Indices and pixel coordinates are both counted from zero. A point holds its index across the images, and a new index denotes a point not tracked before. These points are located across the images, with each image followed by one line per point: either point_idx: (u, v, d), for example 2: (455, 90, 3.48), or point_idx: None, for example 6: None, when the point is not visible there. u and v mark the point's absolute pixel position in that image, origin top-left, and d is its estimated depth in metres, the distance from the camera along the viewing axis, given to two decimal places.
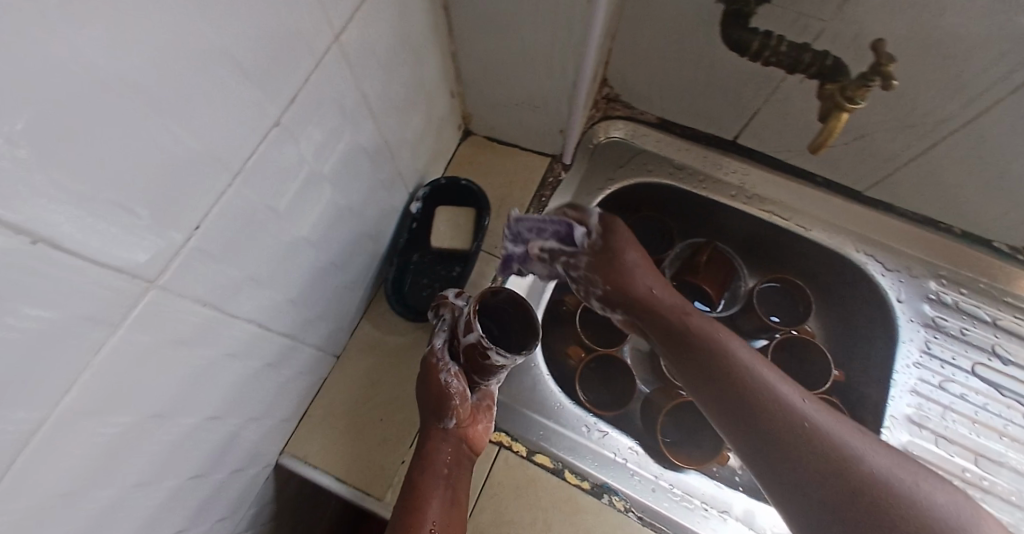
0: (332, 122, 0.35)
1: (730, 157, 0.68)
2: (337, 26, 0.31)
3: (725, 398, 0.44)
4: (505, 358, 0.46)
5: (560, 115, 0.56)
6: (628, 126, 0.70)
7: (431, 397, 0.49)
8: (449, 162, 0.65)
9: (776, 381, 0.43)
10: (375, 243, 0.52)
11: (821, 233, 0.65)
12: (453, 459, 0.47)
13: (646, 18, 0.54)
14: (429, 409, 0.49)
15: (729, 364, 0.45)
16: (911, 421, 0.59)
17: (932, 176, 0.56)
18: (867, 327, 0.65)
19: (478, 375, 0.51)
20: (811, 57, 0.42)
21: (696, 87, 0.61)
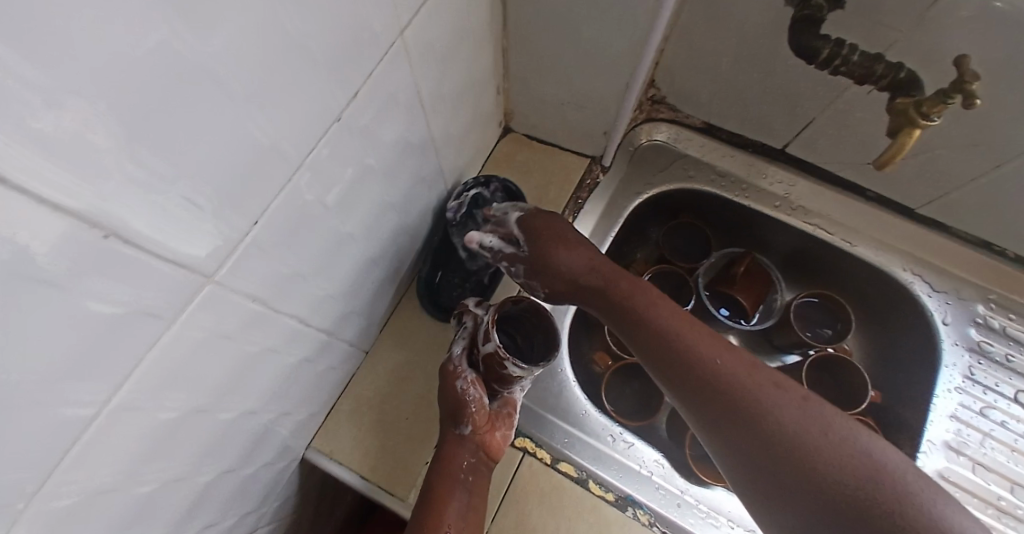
0: (388, 116, 0.34)
1: (775, 166, 0.66)
2: (405, 20, 0.30)
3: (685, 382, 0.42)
4: (521, 370, 0.44)
5: (607, 116, 0.54)
6: (672, 130, 0.69)
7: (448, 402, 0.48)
8: (487, 159, 0.63)
9: (720, 358, 0.41)
10: (412, 239, 0.51)
11: (867, 249, 0.63)
12: (470, 465, 0.46)
13: (705, 19, 0.52)
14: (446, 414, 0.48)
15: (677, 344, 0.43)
16: (948, 447, 0.56)
17: (993, 197, 0.54)
18: (908, 349, 0.63)
19: (497, 384, 0.49)
20: (883, 69, 0.41)
21: (749, 93, 0.58)
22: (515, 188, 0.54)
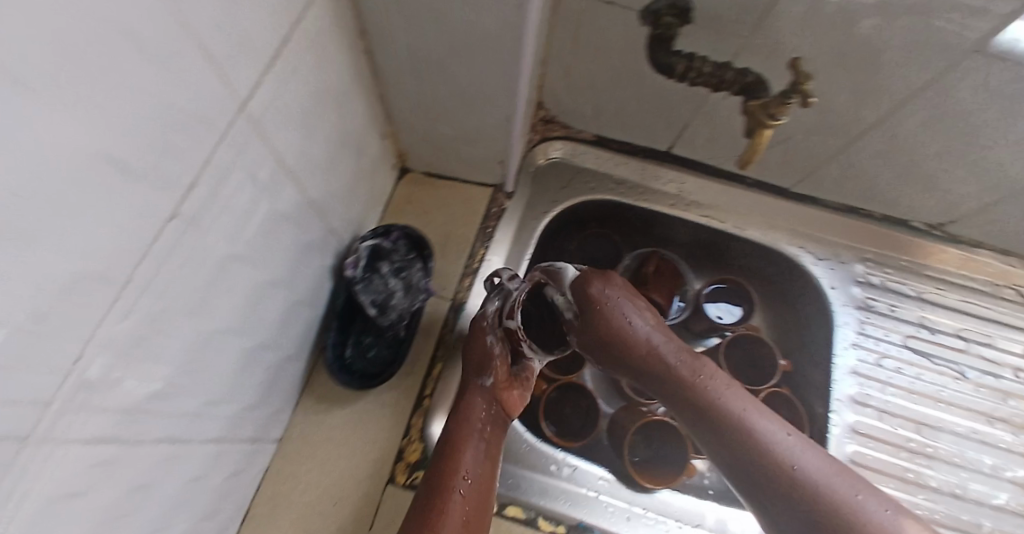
0: (245, 197, 0.30)
1: (667, 167, 0.69)
2: (243, 94, 0.27)
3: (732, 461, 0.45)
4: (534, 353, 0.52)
5: (499, 146, 0.54)
6: (567, 145, 0.69)
7: (471, 355, 0.51)
8: (387, 203, 0.61)
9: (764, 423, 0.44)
10: (311, 308, 0.47)
11: (756, 231, 0.68)
12: (486, 419, 0.49)
13: (576, 42, 0.53)
14: (468, 366, 0.52)
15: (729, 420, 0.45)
16: (856, 401, 0.62)
17: (850, 171, 0.60)
18: (809, 317, 0.68)
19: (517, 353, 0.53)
20: (732, 75, 0.44)
21: (629, 105, 0.61)
22: (417, 233, 0.53)
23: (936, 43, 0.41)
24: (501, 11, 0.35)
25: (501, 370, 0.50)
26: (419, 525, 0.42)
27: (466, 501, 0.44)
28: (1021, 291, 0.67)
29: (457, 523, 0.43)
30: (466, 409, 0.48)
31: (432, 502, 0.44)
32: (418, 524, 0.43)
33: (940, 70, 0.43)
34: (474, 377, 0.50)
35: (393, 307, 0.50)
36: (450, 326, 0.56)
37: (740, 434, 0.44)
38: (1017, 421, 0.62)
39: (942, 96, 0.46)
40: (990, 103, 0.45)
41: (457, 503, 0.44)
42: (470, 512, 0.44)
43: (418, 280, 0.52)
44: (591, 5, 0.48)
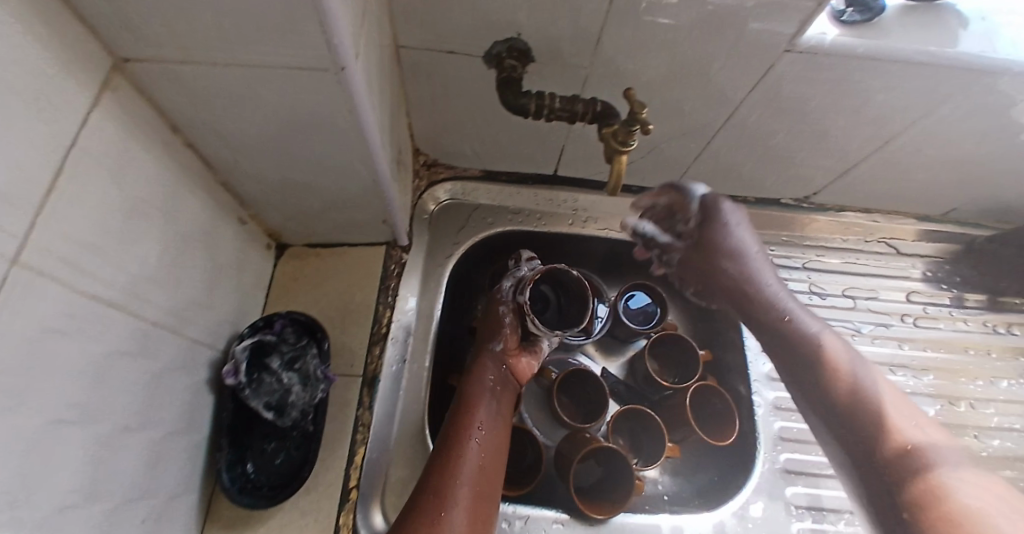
0: (48, 358, 0.26)
1: (558, 189, 0.70)
2: (12, 248, 0.23)
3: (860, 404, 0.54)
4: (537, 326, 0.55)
5: (376, 209, 0.51)
6: (456, 185, 0.68)
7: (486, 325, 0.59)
8: (270, 285, 0.56)
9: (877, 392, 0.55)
10: (189, 434, 0.43)
11: None
12: (497, 382, 0.55)
13: (432, 91, 0.53)
14: (483, 337, 0.59)
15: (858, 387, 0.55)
16: (772, 378, 0.67)
17: (719, 165, 0.63)
18: (717, 304, 0.72)
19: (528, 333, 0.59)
20: (582, 107, 0.46)
21: (505, 138, 0.61)
22: (305, 318, 0.51)
23: (756, 49, 0.44)
24: (328, 93, 0.33)
25: (510, 340, 0.58)
26: (440, 469, 0.47)
27: (481, 451, 0.49)
28: (888, 242, 0.75)
29: (474, 466, 0.48)
30: (481, 372, 0.55)
31: (450, 449, 0.49)
32: (440, 468, 0.47)
33: (766, 69, 0.46)
34: (487, 344, 0.58)
35: (292, 405, 0.47)
36: (364, 404, 0.53)
37: (830, 380, 0.57)
38: (915, 364, 0.70)
39: (773, 95, 0.50)
40: (815, 94, 0.49)
41: (474, 450, 0.49)
42: (485, 462, 0.49)
43: (315, 369, 0.49)
44: (436, 56, 0.47)
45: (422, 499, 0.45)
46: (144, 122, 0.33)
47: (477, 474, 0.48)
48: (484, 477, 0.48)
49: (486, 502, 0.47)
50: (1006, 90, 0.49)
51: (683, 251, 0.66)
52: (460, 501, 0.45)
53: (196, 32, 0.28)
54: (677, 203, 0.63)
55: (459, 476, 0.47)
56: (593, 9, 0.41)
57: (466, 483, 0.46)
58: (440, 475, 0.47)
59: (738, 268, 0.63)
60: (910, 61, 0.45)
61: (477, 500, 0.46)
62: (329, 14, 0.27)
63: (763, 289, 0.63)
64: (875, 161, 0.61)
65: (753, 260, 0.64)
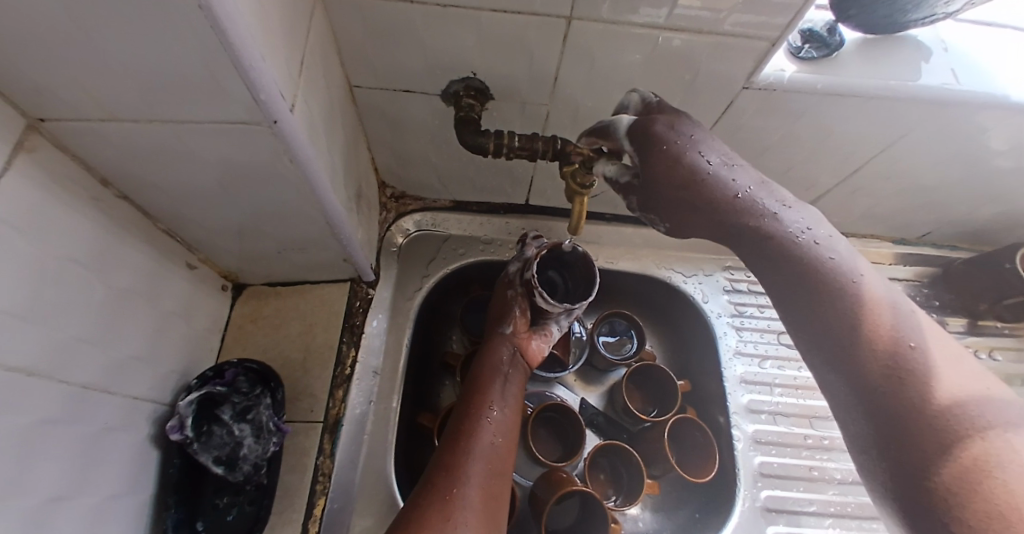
0: None
1: (531, 217, 0.68)
2: None
3: (821, 341, 0.34)
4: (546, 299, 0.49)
5: (335, 249, 0.50)
6: (425, 216, 0.66)
7: (496, 309, 0.56)
8: (226, 328, 0.54)
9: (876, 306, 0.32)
10: (131, 495, 0.40)
11: (628, 262, 0.70)
12: (510, 364, 0.52)
13: (392, 126, 0.52)
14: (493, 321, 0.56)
15: (836, 296, 0.33)
16: (751, 410, 0.65)
17: None
18: (694, 333, 0.71)
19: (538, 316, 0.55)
20: (542, 145, 0.45)
21: (472, 170, 0.60)
22: (258, 366, 0.49)
23: (714, 85, 0.44)
24: (266, 145, 0.32)
25: (520, 322, 0.54)
26: (452, 447, 0.45)
27: (495, 428, 0.47)
28: None
29: (487, 443, 0.45)
30: (491, 354, 0.52)
31: (463, 427, 0.46)
32: (452, 446, 0.45)
33: (727, 103, 0.46)
34: (496, 328, 0.54)
35: (243, 458, 0.45)
36: (325, 452, 0.51)
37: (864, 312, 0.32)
38: None
39: (736, 129, 0.49)
40: (777, 127, 0.49)
41: (487, 427, 0.46)
42: (498, 441, 0.46)
43: (267, 420, 0.47)
44: (392, 95, 0.47)
45: (436, 476, 0.43)
46: (64, 176, 0.31)
47: (491, 452, 0.45)
48: (497, 454, 0.45)
49: (501, 480, 0.44)
50: (964, 122, 0.49)
51: (638, 193, 0.41)
52: (475, 475, 0.42)
53: (114, 89, 0.27)
54: (615, 152, 0.41)
55: (473, 451, 0.44)
56: (546, 49, 0.41)
57: (479, 458, 0.44)
58: (453, 452, 0.44)
59: (696, 188, 0.37)
60: (872, 96, 0.45)
61: (491, 477, 0.43)
62: (254, 73, 0.26)
63: (772, 231, 0.35)
64: (844, 189, 0.61)
65: (724, 171, 0.37)
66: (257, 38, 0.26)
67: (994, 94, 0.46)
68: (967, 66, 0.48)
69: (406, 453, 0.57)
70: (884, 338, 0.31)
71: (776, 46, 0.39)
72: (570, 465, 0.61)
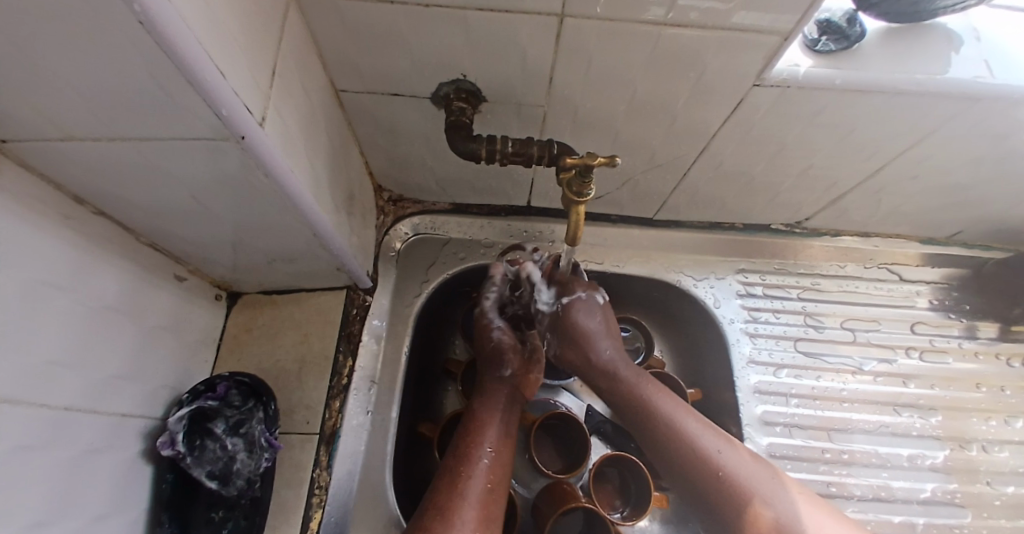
0: None
1: (534, 220, 0.65)
2: None
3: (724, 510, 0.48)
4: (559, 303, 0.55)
5: (326, 258, 0.48)
6: (424, 220, 0.64)
7: (485, 328, 0.56)
8: (221, 337, 0.54)
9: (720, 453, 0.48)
10: (122, 512, 0.39)
11: (635, 265, 0.67)
12: (507, 400, 0.52)
13: (383, 130, 0.50)
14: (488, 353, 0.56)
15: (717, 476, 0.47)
16: (765, 422, 0.61)
17: (699, 195, 0.59)
18: (705, 340, 0.68)
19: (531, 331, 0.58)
20: (538, 150, 0.43)
21: (470, 174, 0.57)
22: (251, 380, 0.49)
23: (722, 84, 0.41)
24: (236, 161, 0.31)
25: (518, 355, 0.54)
26: (445, 490, 0.44)
27: (490, 470, 0.46)
28: (889, 267, 0.71)
29: (482, 487, 0.44)
30: (490, 389, 0.52)
31: (457, 469, 0.45)
32: (445, 489, 0.44)
33: (737, 101, 0.43)
34: (494, 360, 0.54)
35: (237, 473, 0.44)
36: (319, 464, 0.50)
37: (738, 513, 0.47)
38: (922, 403, 0.64)
39: (746, 128, 0.46)
40: (791, 128, 0.46)
41: (483, 470, 0.45)
42: (492, 483, 0.45)
43: (259, 435, 0.46)
44: (380, 99, 0.45)
45: (427, 523, 0.41)
46: (27, 194, 0.31)
47: (486, 495, 0.44)
48: (491, 499, 0.44)
49: (495, 525, 0.43)
50: (1001, 119, 0.45)
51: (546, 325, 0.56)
52: (469, 523, 0.41)
53: (68, 107, 0.25)
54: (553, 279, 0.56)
55: (468, 496, 0.43)
56: (538, 49, 0.38)
57: (474, 504, 0.43)
58: (446, 497, 0.43)
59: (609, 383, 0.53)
60: (895, 92, 0.41)
61: (485, 521, 0.42)
62: (213, 90, 0.25)
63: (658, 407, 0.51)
64: (867, 189, 0.57)
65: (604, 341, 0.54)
66: (215, 53, 0.24)
67: None
68: (1004, 56, 0.43)
69: (406, 463, 0.56)
70: None
71: (789, 40, 0.36)
72: (574, 476, 0.59)
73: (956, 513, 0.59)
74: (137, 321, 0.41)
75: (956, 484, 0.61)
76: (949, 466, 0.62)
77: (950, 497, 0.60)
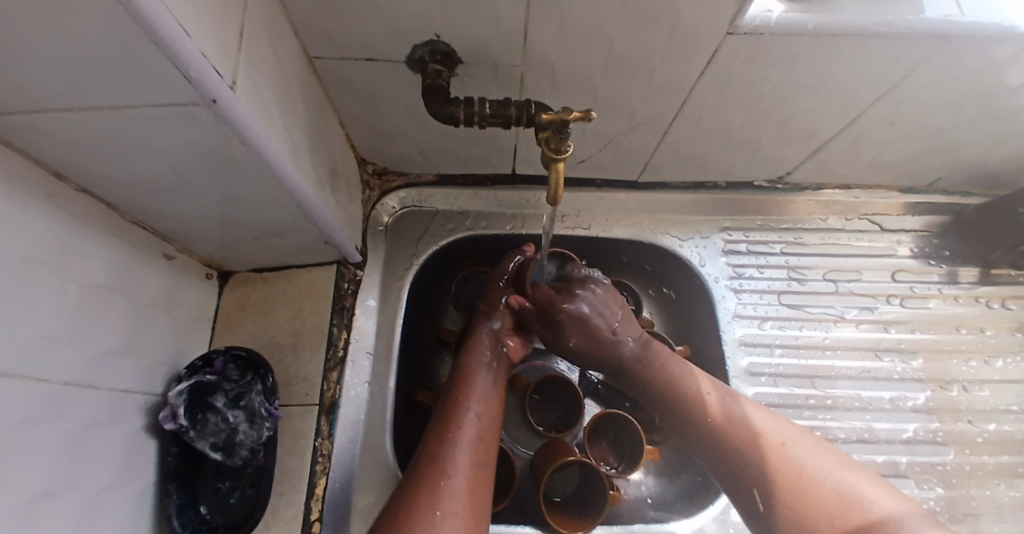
0: None
1: (521, 188, 0.65)
2: None
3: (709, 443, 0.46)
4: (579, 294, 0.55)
5: (313, 232, 0.49)
6: (411, 193, 0.64)
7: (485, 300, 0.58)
8: (215, 316, 0.55)
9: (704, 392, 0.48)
10: (130, 482, 0.41)
11: (621, 227, 0.67)
12: (493, 355, 0.54)
13: (362, 100, 0.49)
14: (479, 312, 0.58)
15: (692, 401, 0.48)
16: (751, 373, 0.63)
17: (680, 154, 0.60)
18: (693, 299, 0.69)
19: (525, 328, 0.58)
20: (516, 111, 0.43)
21: (452, 144, 0.57)
22: (247, 354, 0.50)
23: (697, 36, 0.41)
24: (213, 129, 0.31)
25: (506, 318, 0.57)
26: (438, 437, 0.45)
27: (479, 421, 0.47)
28: (870, 218, 0.72)
29: (472, 435, 0.45)
30: (475, 343, 0.54)
31: (447, 420, 0.46)
32: (437, 437, 0.45)
33: (711, 53, 0.43)
34: (484, 317, 0.56)
35: (239, 443, 0.46)
36: (321, 433, 0.51)
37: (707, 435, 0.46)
38: (903, 347, 0.67)
39: (723, 81, 0.47)
40: (768, 77, 0.46)
41: (472, 420, 0.46)
42: (482, 432, 0.46)
43: (259, 406, 0.47)
44: (356, 66, 0.45)
45: (422, 466, 0.42)
46: (10, 170, 0.31)
47: (475, 442, 0.45)
48: (483, 446, 0.45)
49: (484, 468, 0.44)
50: (972, 59, 0.45)
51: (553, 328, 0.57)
52: (460, 465, 0.42)
53: (37, 79, 0.26)
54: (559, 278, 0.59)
55: (458, 442, 0.44)
56: (511, 6, 0.38)
57: (466, 446, 0.44)
58: (439, 442, 0.44)
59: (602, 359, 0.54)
60: (867, 36, 0.42)
61: (476, 466, 0.43)
62: (179, 51, 0.24)
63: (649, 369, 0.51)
64: (845, 139, 0.58)
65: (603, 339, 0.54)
66: (180, 14, 0.24)
67: (1005, 26, 0.43)
68: None
69: (404, 429, 0.57)
70: (752, 475, 0.42)
71: None
72: (570, 434, 0.60)
73: (938, 451, 0.62)
74: (128, 299, 0.42)
75: (939, 423, 0.63)
76: (931, 405, 0.64)
77: (932, 436, 0.62)
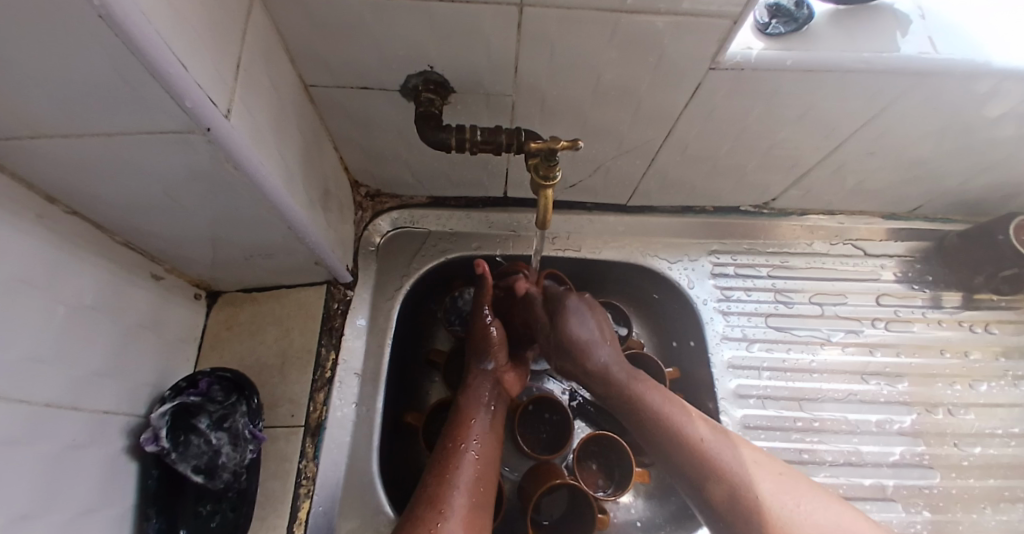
0: None
1: (513, 210, 0.66)
2: None
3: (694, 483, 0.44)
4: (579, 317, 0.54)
5: (304, 252, 0.49)
6: (403, 214, 0.65)
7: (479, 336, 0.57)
8: (202, 335, 0.54)
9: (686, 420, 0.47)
10: (111, 506, 0.40)
11: (611, 249, 0.68)
12: (492, 397, 0.54)
13: (355, 124, 0.50)
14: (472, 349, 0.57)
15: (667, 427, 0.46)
16: (739, 395, 0.64)
17: (669, 178, 0.61)
18: (681, 322, 0.70)
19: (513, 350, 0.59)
20: (506, 138, 0.44)
21: (444, 166, 0.58)
22: (233, 375, 0.50)
23: (680, 70, 0.42)
24: (206, 154, 0.31)
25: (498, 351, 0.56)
26: (436, 479, 0.45)
27: (476, 462, 0.47)
28: (854, 243, 0.73)
29: (470, 477, 0.46)
30: (472, 385, 0.54)
31: (445, 464, 0.46)
32: (436, 479, 0.45)
33: (696, 85, 0.44)
34: (478, 358, 0.56)
35: (222, 467, 0.45)
36: (307, 455, 0.51)
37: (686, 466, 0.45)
38: (888, 371, 0.67)
39: (708, 111, 0.48)
40: (752, 108, 0.48)
41: (468, 461, 0.47)
42: (479, 474, 0.46)
43: (243, 428, 0.47)
44: (351, 92, 0.46)
45: (421, 509, 0.43)
46: (1, 193, 0.31)
47: (473, 485, 0.45)
48: (480, 488, 0.45)
49: (483, 511, 0.44)
50: (949, 93, 0.47)
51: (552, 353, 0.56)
52: (459, 508, 0.43)
53: (34, 107, 0.26)
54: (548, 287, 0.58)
55: (456, 484, 0.45)
56: (501, 38, 0.39)
57: (463, 489, 0.44)
58: (438, 485, 0.44)
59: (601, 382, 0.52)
60: (845, 71, 0.43)
61: (474, 508, 0.44)
62: (175, 82, 0.25)
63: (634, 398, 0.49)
64: (827, 167, 0.59)
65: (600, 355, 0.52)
66: (178, 47, 0.25)
67: (977, 61, 0.45)
68: (948, 33, 0.46)
69: (391, 452, 0.57)
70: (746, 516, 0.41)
71: (740, 23, 0.37)
72: (558, 457, 0.60)
73: (925, 474, 0.62)
74: (115, 320, 0.42)
75: (925, 446, 0.64)
76: (917, 429, 0.65)
77: (918, 459, 0.63)
